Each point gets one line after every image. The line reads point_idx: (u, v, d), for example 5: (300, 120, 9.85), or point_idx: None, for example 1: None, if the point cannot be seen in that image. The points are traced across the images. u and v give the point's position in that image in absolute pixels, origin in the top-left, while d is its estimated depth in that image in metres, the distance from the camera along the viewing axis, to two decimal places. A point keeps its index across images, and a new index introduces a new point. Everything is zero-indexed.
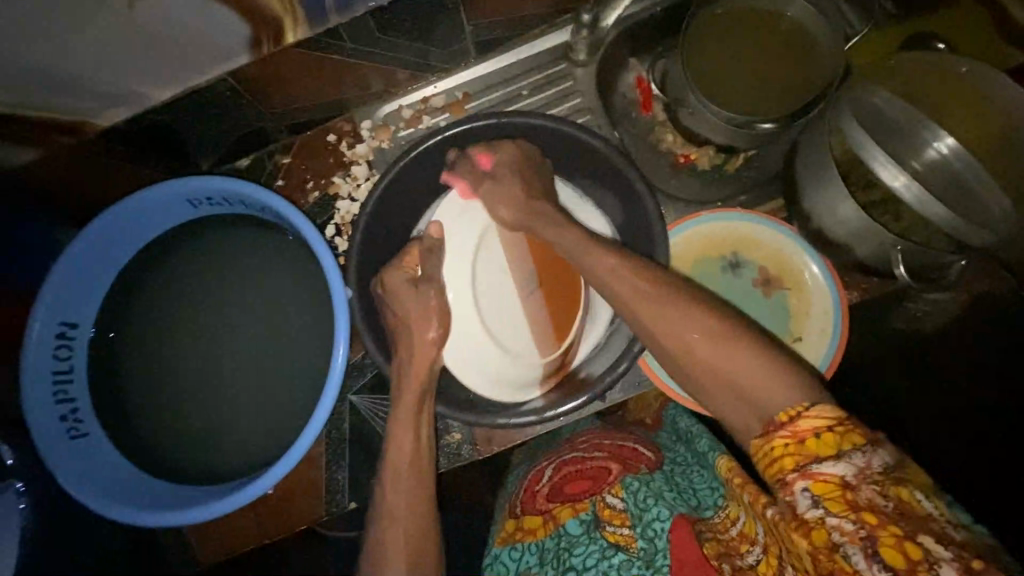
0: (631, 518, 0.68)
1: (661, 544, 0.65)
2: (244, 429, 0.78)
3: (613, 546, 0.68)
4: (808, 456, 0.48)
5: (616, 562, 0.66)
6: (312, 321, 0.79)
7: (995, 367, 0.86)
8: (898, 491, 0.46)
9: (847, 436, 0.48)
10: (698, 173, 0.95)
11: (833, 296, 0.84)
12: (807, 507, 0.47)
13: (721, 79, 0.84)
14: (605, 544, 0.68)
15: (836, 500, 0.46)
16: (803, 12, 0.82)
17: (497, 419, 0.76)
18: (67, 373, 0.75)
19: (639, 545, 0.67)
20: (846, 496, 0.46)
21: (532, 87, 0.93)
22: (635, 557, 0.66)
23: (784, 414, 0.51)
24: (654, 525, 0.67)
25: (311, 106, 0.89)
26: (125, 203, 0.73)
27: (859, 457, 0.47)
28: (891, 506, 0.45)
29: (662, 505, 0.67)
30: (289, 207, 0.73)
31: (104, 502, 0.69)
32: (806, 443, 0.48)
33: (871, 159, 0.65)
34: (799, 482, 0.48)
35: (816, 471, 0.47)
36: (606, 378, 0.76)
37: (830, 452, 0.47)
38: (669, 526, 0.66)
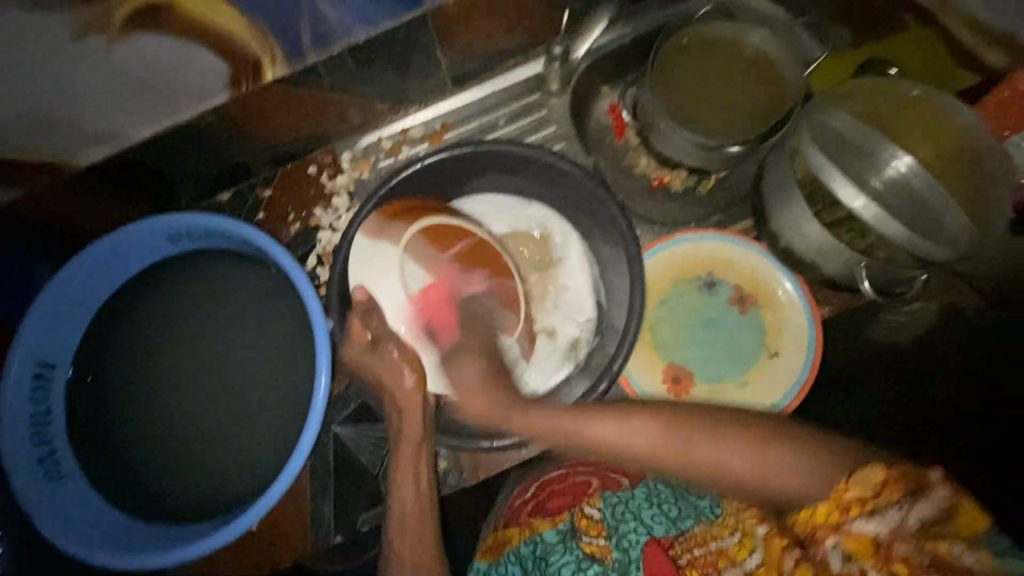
0: (607, 529, 0.69)
1: (635, 556, 0.66)
2: (227, 465, 0.78)
3: (588, 557, 0.68)
4: (843, 516, 0.52)
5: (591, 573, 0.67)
6: (293, 353, 0.79)
7: (977, 376, 0.76)
8: (934, 547, 0.50)
9: (887, 495, 0.51)
10: (672, 195, 0.97)
11: (806, 311, 0.86)
12: (841, 564, 0.51)
13: (689, 105, 0.87)
14: (580, 555, 0.69)
15: (869, 556, 0.51)
16: (764, 40, 0.86)
17: (485, 441, 0.78)
18: (45, 415, 0.74)
19: (615, 557, 0.67)
20: (878, 552, 0.51)
21: (508, 116, 0.95)
22: (610, 569, 0.67)
23: (828, 479, 0.55)
24: (629, 536, 0.68)
25: (290, 139, 0.90)
26: (103, 242, 0.73)
27: (894, 515, 0.51)
28: (925, 559, 0.50)
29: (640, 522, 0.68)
30: (270, 241, 0.74)
31: (83, 545, 0.68)
32: (847, 507, 0.53)
33: (831, 180, 0.68)
34: (834, 541, 0.52)
35: (852, 530, 0.52)
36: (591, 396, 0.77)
37: (865, 512, 0.52)
38: (645, 541, 0.67)
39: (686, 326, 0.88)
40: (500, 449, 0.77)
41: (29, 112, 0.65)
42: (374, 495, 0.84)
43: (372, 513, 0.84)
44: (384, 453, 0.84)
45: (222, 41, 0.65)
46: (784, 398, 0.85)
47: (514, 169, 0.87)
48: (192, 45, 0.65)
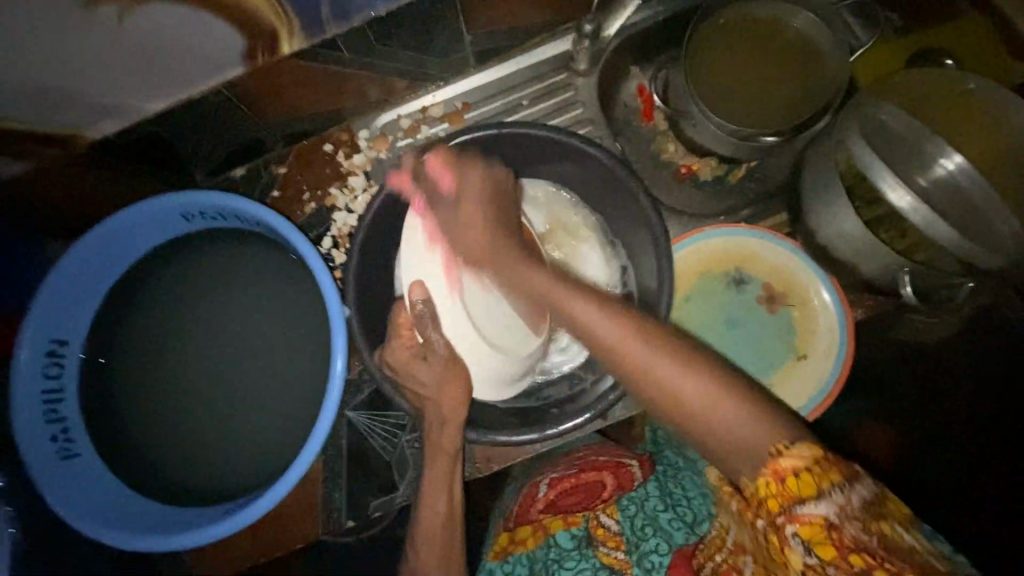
0: (626, 543, 0.71)
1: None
2: (241, 447, 0.77)
3: (606, 567, 0.70)
4: (791, 498, 0.50)
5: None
6: (307, 338, 0.78)
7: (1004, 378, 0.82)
8: (877, 525, 0.48)
9: (825, 475, 0.49)
10: (699, 185, 0.93)
11: (839, 318, 0.83)
12: (800, 552, 0.49)
13: (724, 91, 0.83)
14: (597, 563, 0.71)
15: (824, 544, 0.48)
16: (809, 24, 0.81)
17: (498, 436, 0.75)
18: (58, 392, 0.73)
19: (634, 572, 0.69)
20: (832, 540, 0.48)
21: (532, 97, 0.92)
22: None
23: (770, 451, 0.51)
24: (651, 557, 0.68)
25: (307, 115, 0.87)
26: (113, 221, 0.71)
27: (839, 495, 0.48)
28: (873, 540, 0.48)
29: (661, 538, 0.69)
30: (286, 224, 0.71)
31: (95, 526, 0.68)
32: (788, 483, 0.50)
33: (880, 180, 0.64)
34: (789, 528, 0.49)
35: (800, 513, 0.49)
36: (611, 395, 0.74)
37: (811, 492, 0.49)
38: (668, 561, 0.67)
39: (711, 324, 0.86)
40: (514, 442, 0.75)
41: (38, 82, 0.63)
42: (386, 483, 0.83)
43: (383, 500, 0.83)
44: (397, 441, 0.83)
45: (238, 14, 0.62)
46: (810, 401, 0.82)
47: (542, 154, 0.83)
48: (208, 16, 0.61)
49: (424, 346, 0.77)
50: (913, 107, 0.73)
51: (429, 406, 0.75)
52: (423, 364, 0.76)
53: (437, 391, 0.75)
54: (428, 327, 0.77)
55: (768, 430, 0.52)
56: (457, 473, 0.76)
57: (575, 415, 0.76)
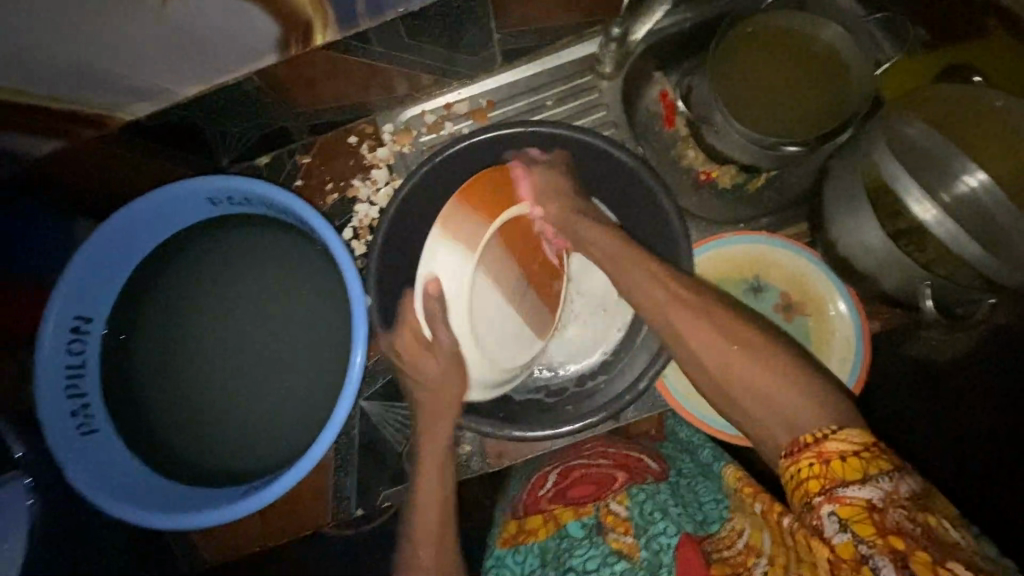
0: (635, 528, 0.68)
1: (666, 559, 0.64)
2: (256, 431, 0.78)
3: (615, 553, 0.67)
4: (835, 479, 0.48)
5: (619, 570, 0.65)
6: (325, 326, 0.78)
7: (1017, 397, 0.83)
8: (925, 517, 0.46)
9: (875, 460, 0.48)
10: (719, 191, 0.94)
11: (856, 328, 0.83)
12: (834, 532, 0.47)
13: (749, 98, 0.83)
14: (607, 550, 0.67)
15: (865, 525, 0.46)
16: (836, 37, 0.81)
17: (511, 432, 0.75)
18: (79, 369, 0.75)
19: (643, 556, 0.65)
20: (874, 522, 0.46)
21: (557, 97, 0.92)
22: (639, 567, 0.65)
23: (811, 435, 0.52)
24: (659, 538, 0.66)
25: (334, 107, 0.88)
26: (143, 201, 0.72)
27: (886, 481, 0.47)
28: (918, 530, 0.45)
29: (669, 521, 0.66)
30: (312, 211, 0.72)
31: (113, 501, 0.68)
32: (832, 465, 0.49)
33: (906, 192, 0.64)
34: (827, 507, 0.47)
35: (843, 494, 0.47)
36: (620, 401, 0.74)
37: (856, 476, 0.48)
38: (676, 542, 0.65)
39: None
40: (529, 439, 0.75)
41: (78, 63, 0.64)
42: (397, 473, 0.84)
43: (393, 491, 0.84)
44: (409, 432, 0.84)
45: (277, 4, 0.63)
46: None
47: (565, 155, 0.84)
48: (246, 5, 0.62)
49: (428, 341, 0.80)
50: (939, 123, 0.74)
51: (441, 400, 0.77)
52: (429, 360, 0.79)
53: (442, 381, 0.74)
54: (438, 326, 0.80)
55: (825, 416, 0.53)
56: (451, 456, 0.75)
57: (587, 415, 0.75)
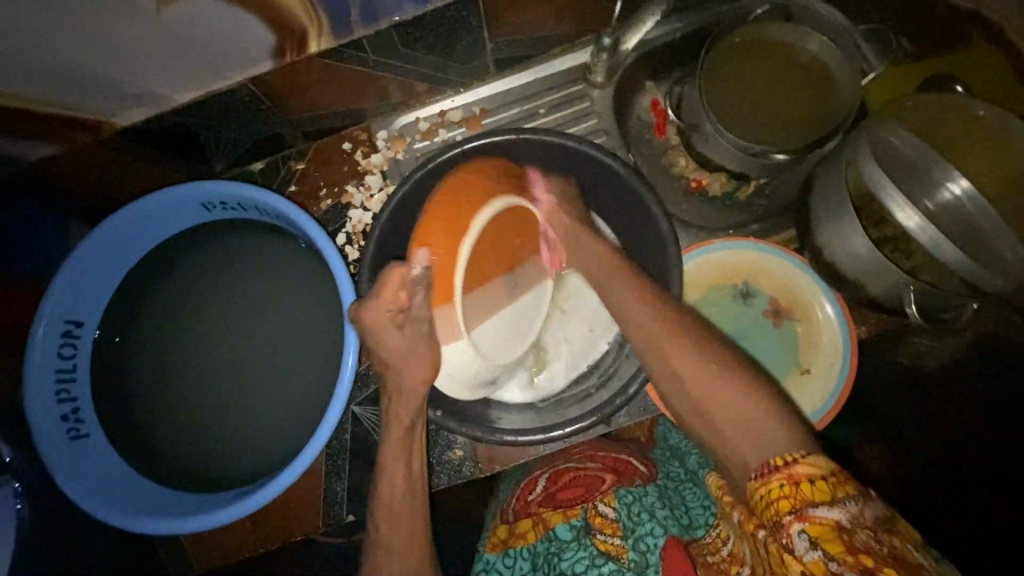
0: (622, 530, 0.68)
1: (653, 560, 0.66)
2: (247, 436, 0.78)
3: (602, 554, 0.68)
4: (805, 500, 0.48)
5: (606, 571, 0.67)
6: (318, 331, 0.79)
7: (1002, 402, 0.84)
8: (890, 540, 0.46)
9: (842, 484, 0.48)
10: (709, 199, 0.95)
11: (844, 334, 0.84)
12: (805, 550, 0.46)
13: (737, 107, 0.84)
14: (594, 551, 0.68)
15: (833, 544, 0.46)
16: (822, 48, 0.83)
17: (501, 436, 0.76)
18: (70, 373, 0.74)
19: (631, 557, 0.67)
20: (842, 540, 0.46)
21: (549, 106, 0.94)
22: (626, 568, 0.66)
23: (779, 458, 0.51)
24: (646, 539, 0.67)
25: (329, 114, 0.89)
26: (137, 207, 0.73)
27: (853, 504, 0.47)
28: (885, 550, 0.45)
29: (656, 523, 0.67)
30: (305, 217, 0.73)
31: (103, 506, 0.68)
32: (802, 487, 0.49)
33: (888, 200, 0.65)
34: (797, 526, 0.47)
35: (813, 514, 0.47)
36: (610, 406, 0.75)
37: (824, 497, 0.47)
38: (662, 543, 0.66)
39: None
40: (515, 443, 0.75)
41: (74, 68, 0.64)
42: None
43: None
44: None
45: (272, 12, 0.64)
46: (812, 415, 0.83)
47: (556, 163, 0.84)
48: (241, 12, 0.63)
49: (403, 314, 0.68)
50: (922, 132, 0.75)
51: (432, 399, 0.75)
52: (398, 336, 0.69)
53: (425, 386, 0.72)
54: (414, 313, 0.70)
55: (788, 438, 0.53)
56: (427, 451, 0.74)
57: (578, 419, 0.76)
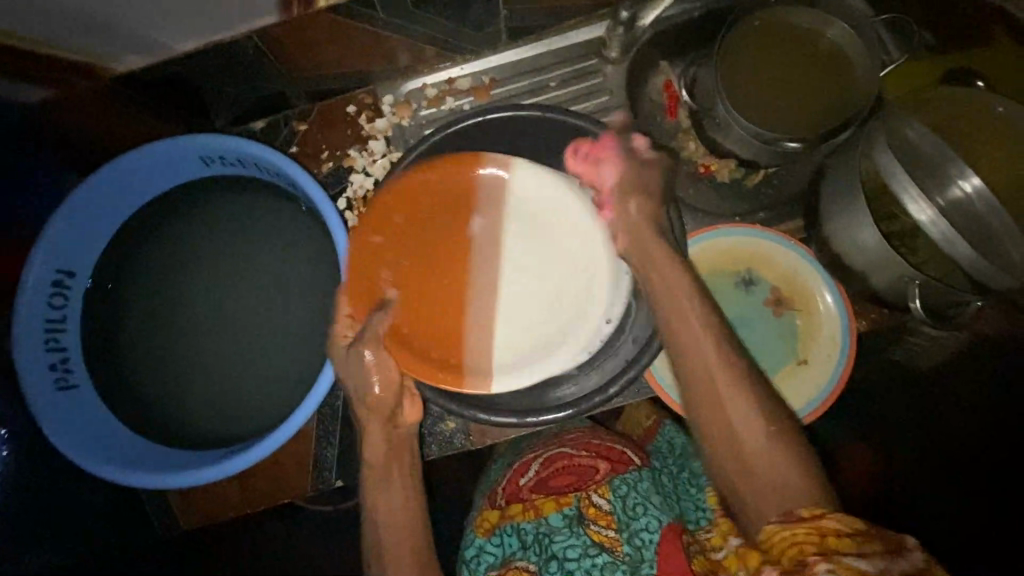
0: (618, 523, 0.67)
1: (649, 555, 0.64)
2: (239, 395, 0.77)
3: (596, 545, 0.66)
4: (832, 548, 0.48)
5: (599, 562, 0.65)
6: (314, 295, 0.78)
7: None
8: None
9: (868, 541, 0.48)
10: (718, 185, 0.93)
11: (843, 324, 0.84)
12: None
13: (753, 91, 0.82)
14: (587, 541, 0.67)
15: None
16: (841, 35, 0.81)
17: (477, 415, 0.75)
18: (60, 323, 0.73)
19: (626, 551, 0.65)
20: None
21: (561, 79, 0.91)
22: (620, 561, 0.65)
23: (807, 512, 0.52)
24: (641, 535, 0.66)
25: (335, 75, 0.87)
26: (132, 158, 0.71)
27: (881, 561, 0.46)
28: None
29: (651, 517, 0.67)
30: (306, 175, 0.71)
31: (88, 458, 0.68)
32: (829, 538, 0.49)
33: (902, 192, 0.65)
34: (824, 566, 0.46)
35: (842, 560, 0.46)
36: (597, 394, 0.75)
37: (852, 549, 0.47)
38: (659, 537, 0.65)
39: None
40: (490, 421, 0.75)
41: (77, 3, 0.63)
42: None
43: None
44: None
45: None
46: (808, 405, 0.83)
47: (560, 141, 0.82)
48: None
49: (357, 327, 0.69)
50: (939, 127, 0.74)
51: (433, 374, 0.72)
52: None
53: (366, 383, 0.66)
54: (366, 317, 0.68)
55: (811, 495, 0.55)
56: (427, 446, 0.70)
57: (553, 410, 0.75)
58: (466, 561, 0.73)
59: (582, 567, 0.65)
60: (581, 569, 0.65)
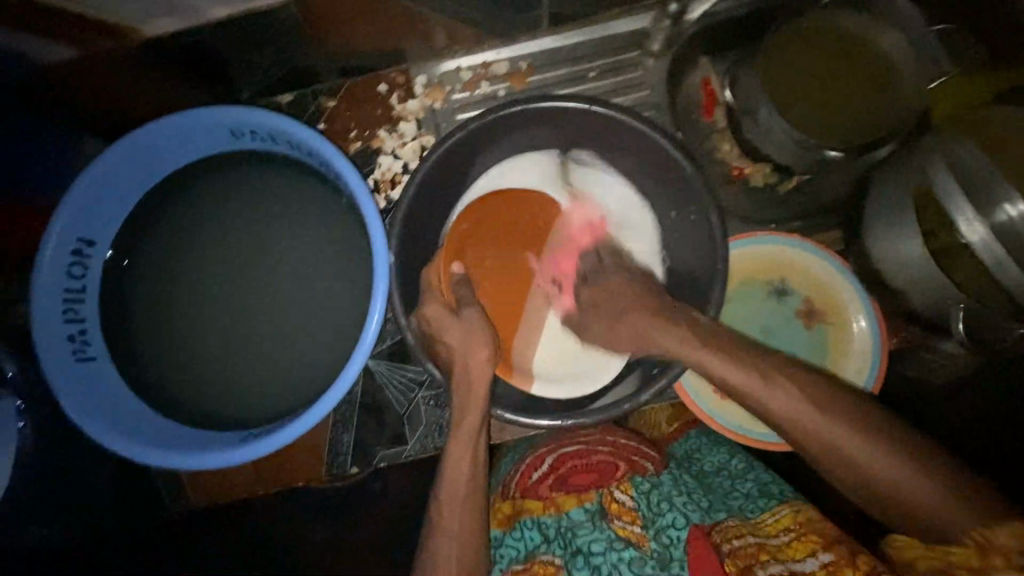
0: (642, 519, 0.67)
1: (677, 554, 0.63)
2: (259, 377, 0.76)
3: (622, 540, 0.66)
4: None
5: (626, 556, 0.65)
6: (339, 278, 0.76)
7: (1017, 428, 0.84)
8: None
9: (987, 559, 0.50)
10: (752, 189, 0.91)
11: (875, 341, 0.83)
12: None
13: (799, 96, 0.80)
14: (612, 535, 0.66)
15: None
16: (894, 43, 0.79)
17: (503, 412, 0.73)
18: (79, 294, 0.71)
19: (652, 547, 0.65)
20: None
21: (600, 70, 0.89)
22: (648, 556, 0.64)
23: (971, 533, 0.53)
24: (668, 532, 0.65)
25: (369, 51, 0.84)
26: (157, 127, 0.68)
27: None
28: None
29: (677, 512, 0.67)
30: (339, 154, 0.68)
31: (105, 434, 0.66)
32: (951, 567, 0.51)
33: (956, 212, 0.64)
34: None
35: None
36: (628, 401, 0.72)
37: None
38: (685, 535, 0.65)
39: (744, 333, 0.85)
40: (515, 422, 0.72)
41: None
42: (398, 436, 0.84)
43: (391, 451, 0.84)
44: (413, 397, 0.84)
45: None
46: None
47: (600, 133, 0.80)
48: None
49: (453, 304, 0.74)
50: (990, 144, 0.72)
51: (460, 365, 0.70)
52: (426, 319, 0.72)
53: (471, 353, 0.70)
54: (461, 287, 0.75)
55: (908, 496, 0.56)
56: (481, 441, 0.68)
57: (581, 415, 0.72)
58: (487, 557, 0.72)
59: (607, 561, 0.65)
60: (608, 563, 0.65)
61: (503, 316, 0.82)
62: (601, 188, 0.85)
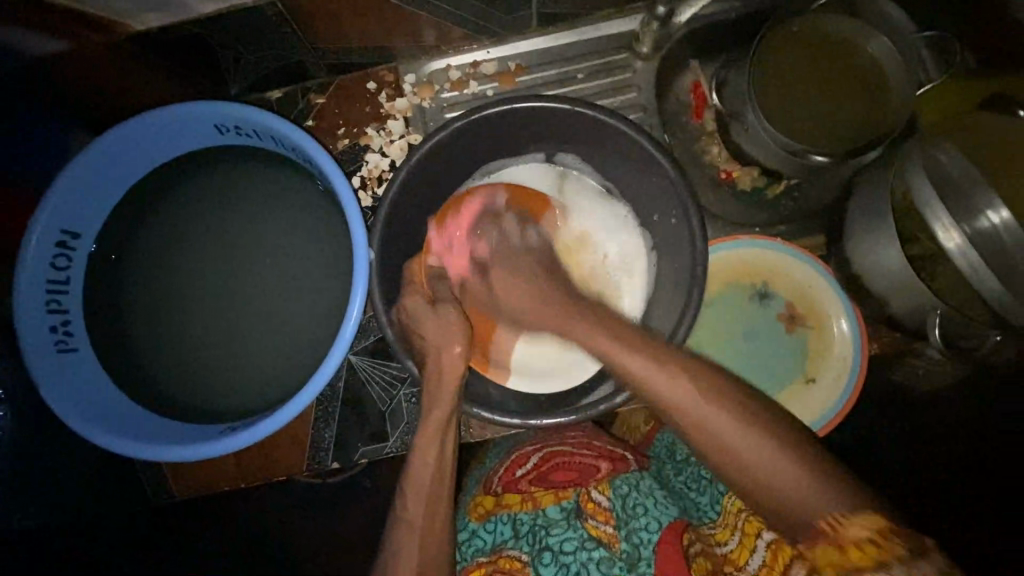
0: (616, 520, 0.67)
1: (646, 554, 0.64)
2: (241, 371, 0.76)
3: (593, 540, 0.66)
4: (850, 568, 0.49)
5: (596, 557, 0.65)
6: (322, 275, 0.76)
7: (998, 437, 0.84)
8: None
9: (888, 548, 0.49)
10: (738, 192, 0.91)
11: (855, 346, 0.83)
12: None
13: (785, 100, 0.80)
14: (585, 535, 0.67)
15: None
16: (882, 49, 0.79)
17: (477, 410, 0.73)
18: (62, 286, 0.72)
19: (622, 547, 0.65)
20: None
21: (589, 72, 0.89)
22: (617, 558, 0.65)
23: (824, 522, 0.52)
24: (640, 533, 0.66)
25: (357, 48, 0.84)
26: (142, 122, 0.69)
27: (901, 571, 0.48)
28: None
29: (652, 516, 0.67)
30: (322, 152, 0.69)
31: (85, 425, 0.67)
32: (848, 553, 0.50)
33: (934, 220, 0.63)
34: None
35: None
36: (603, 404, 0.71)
37: (868, 564, 0.49)
38: (657, 538, 0.65)
39: (726, 335, 0.85)
40: (490, 420, 0.72)
41: None
42: (379, 432, 0.84)
43: (372, 448, 0.85)
44: (395, 393, 0.84)
45: None
46: (815, 422, 0.82)
47: (585, 134, 0.79)
48: None
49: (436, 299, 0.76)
50: (972, 151, 0.72)
51: (437, 363, 0.70)
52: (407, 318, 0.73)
53: (447, 348, 0.71)
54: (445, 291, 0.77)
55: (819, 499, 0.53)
56: (452, 438, 0.69)
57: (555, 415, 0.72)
58: (459, 546, 0.73)
59: (577, 560, 0.65)
60: (577, 562, 0.65)
61: (484, 311, 0.84)
62: (585, 190, 0.88)
